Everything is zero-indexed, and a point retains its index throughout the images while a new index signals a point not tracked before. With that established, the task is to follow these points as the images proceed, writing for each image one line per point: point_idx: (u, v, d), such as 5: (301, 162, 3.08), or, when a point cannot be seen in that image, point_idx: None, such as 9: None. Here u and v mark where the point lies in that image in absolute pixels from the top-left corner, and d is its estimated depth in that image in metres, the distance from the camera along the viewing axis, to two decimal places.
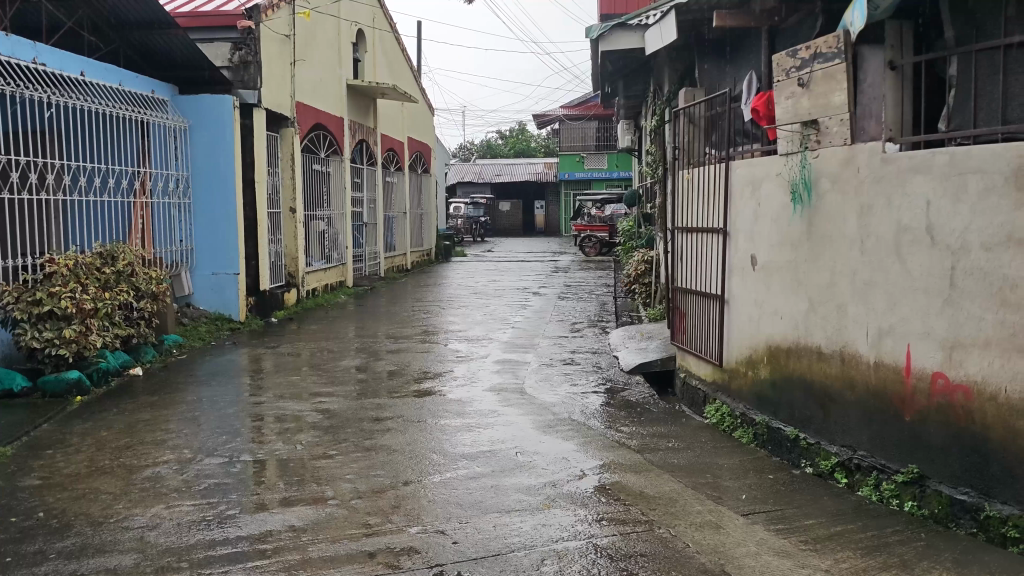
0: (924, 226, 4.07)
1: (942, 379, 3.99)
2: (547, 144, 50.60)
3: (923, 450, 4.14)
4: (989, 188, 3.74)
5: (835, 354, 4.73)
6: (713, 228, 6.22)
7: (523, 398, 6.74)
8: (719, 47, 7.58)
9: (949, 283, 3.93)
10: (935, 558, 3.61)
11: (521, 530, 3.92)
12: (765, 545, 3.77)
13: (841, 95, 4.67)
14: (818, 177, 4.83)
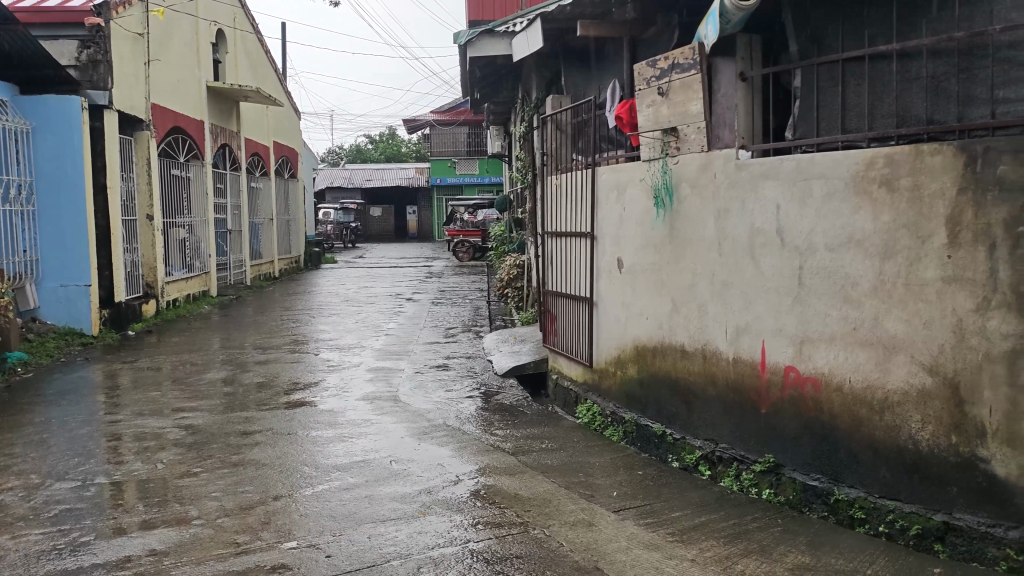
0: (774, 229, 4.31)
1: (793, 372, 4.25)
2: (418, 149, 50.32)
3: (777, 441, 4.39)
4: (831, 193, 4.00)
5: (697, 351, 4.93)
6: (581, 233, 6.36)
7: (396, 406, 6.67)
8: (584, 55, 7.77)
9: (798, 282, 4.19)
10: (791, 542, 3.81)
11: (396, 539, 3.87)
12: (635, 539, 3.88)
13: (697, 104, 4.89)
14: (678, 183, 5.03)
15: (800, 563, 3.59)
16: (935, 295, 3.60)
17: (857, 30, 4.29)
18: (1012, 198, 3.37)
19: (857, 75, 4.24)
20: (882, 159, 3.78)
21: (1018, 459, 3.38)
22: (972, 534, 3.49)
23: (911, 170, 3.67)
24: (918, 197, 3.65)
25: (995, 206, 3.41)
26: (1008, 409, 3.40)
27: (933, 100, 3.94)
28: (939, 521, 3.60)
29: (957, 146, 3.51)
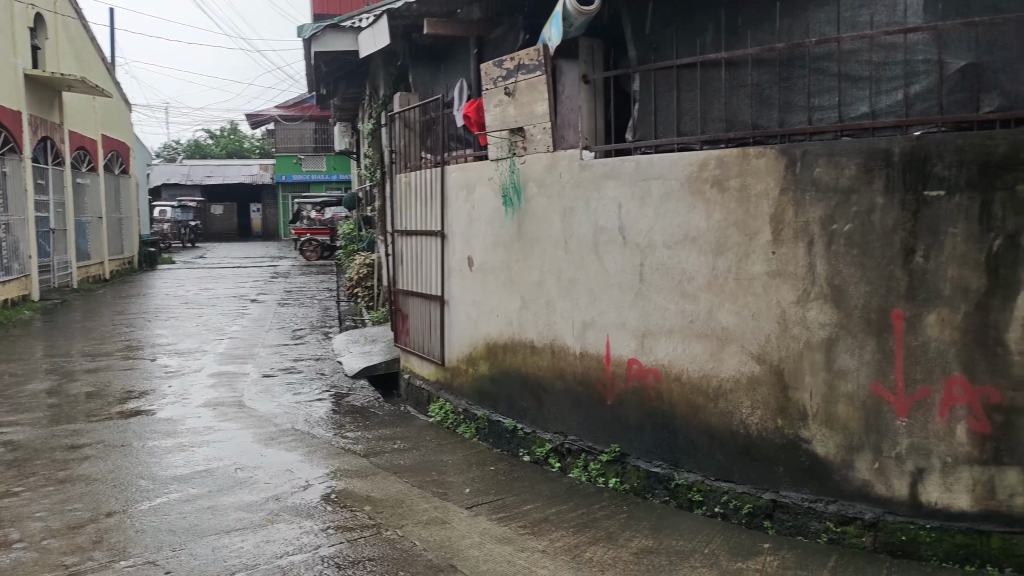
0: (617, 227, 4.47)
1: (636, 364, 4.43)
2: (262, 144, 48.63)
3: (622, 431, 4.56)
4: (668, 192, 4.19)
5: (546, 347, 5.04)
6: (431, 231, 6.36)
7: (241, 412, 6.42)
8: (431, 53, 7.77)
9: (639, 278, 4.37)
10: (636, 526, 3.96)
11: (242, 550, 3.73)
12: (487, 534, 3.93)
13: (542, 105, 4.97)
14: (526, 183, 5.13)
15: (643, 546, 3.72)
16: (762, 288, 3.85)
17: (689, 38, 4.53)
18: (826, 198, 3.65)
19: (689, 81, 4.46)
20: (713, 160, 4.00)
21: (835, 438, 3.68)
22: (797, 509, 3.76)
23: (739, 172, 3.91)
24: (746, 197, 3.89)
25: (812, 205, 3.69)
26: (826, 392, 3.69)
27: (758, 107, 4.22)
28: (767, 500, 3.86)
29: (779, 149, 3.77)
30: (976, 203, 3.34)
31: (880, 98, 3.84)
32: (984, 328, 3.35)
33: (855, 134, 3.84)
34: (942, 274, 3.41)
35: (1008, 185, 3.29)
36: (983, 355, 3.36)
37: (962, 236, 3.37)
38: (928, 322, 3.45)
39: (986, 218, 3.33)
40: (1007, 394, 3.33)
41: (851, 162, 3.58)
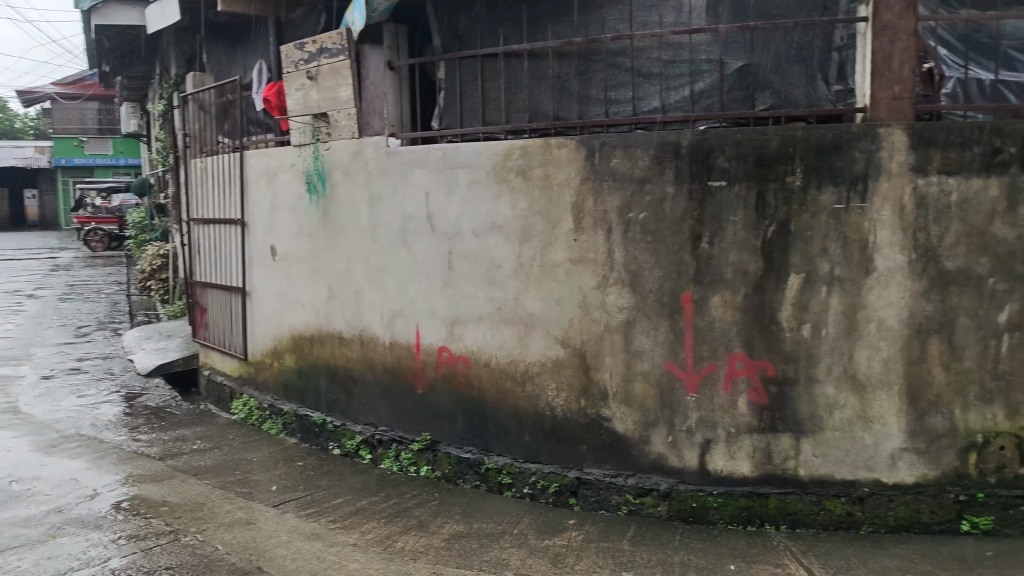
0: (424, 215, 4.46)
1: (446, 352, 4.46)
2: (36, 124, 44.22)
3: (433, 419, 4.57)
4: (474, 181, 4.23)
5: (354, 337, 4.96)
6: (229, 220, 6.05)
7: (15, 418, 5.82)
8: (226, 32, 7.37)
9: (447, 266, 4.38)
10: (447, 512, 3.98)
11: (18, 570, 3.39)
12: (295, 532, 3.81)
13: (346, 90, 4.85)
14: (330, 170, 4.99)
15: (454, 531, 3.75)
16: (565, 275, 3.99)
17: (492, 29, 4.59)
18: (622, 187, 3.83)
19: (494, 71, 4.51)
20: (517, 150, 4.08)
21: (633, 415, 3.89)
22: (599, 485, 3.94)
23: (542, 161, 4.01)
24: (548, 186, 4.01)
25: (610, 195, 3.86)
26: (624, 371, 3.89)
27: (559, 99, 4.35)
28: (572, 478, 4.01)
29: (579, 140, 3.92)
30: (752, 193, 3.64)
31: (670, 93, 4.09)
32: (761, 307, 3.66)
33: (648, 127, 4.06)
34: (725, 259, 3.69)
35: (779, 177, 3.61)
36: (760, 333, 3.67)
37: (741, 223, 3.66)
38: (713, 303, 3.72)
39: (761, 208, 3.64)
40: (780, 367, 3.66)
41: (644, 154, 3.78)
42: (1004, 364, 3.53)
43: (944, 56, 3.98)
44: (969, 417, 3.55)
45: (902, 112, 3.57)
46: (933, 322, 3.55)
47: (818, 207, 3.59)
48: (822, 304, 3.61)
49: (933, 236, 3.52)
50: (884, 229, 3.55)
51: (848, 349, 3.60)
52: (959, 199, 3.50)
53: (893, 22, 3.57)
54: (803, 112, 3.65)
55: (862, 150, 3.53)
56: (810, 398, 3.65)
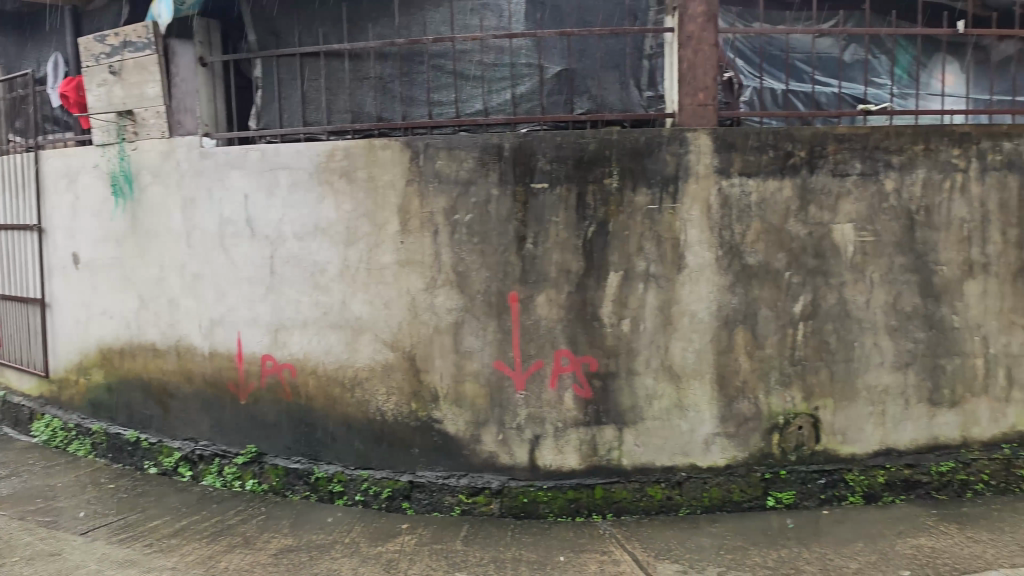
0: (243, 219, 4.28)
1: (270, 361, 4.30)
2: None
3: (258, 430, 4.39)
4: (296, 183, 4.10)
5: (170, 349, 4.68)
6: (23, 225, 5.54)
7: None
8: (15, 21, 6.73)
9: (269, 271, 4.22)
10: (274, 527, 3.83)
11: None
12: (107, 560, 3.53)
13: (154, 87, 4.56)
14: (139, 171, 4.69)
15: (283, 546, 3.61)
16: (392, 277, 3.95)
17: (311, 27, 4.47)
18: (447, 189, 3.84)
19: (314, 70, 4.39)
20: (340, 152, 3.99)
21: (463, 415, 3.92)
22: (432, 487, 3.93)
23: (366, 163, 3.95)
24: (373, 188, 3.95)
25: (435, 196, 3.86)
26: (454, 372, 3.91)
27: (382, 100, 4.30)
28: (405, 481, 3.97)
29: (403, 141, 3.89)
30: (573, 194, 3.75)
31: (492, 96, 4.16)
32: (583, 304, 3.79)
33: (471, 130, 4.09)
34: (548, 258, 3.79)
35: (598, 178, 3.74)
36: (583, 329, 3.80)
37: (563, 224, 3.77)
38: (538, 302, 3.81)
39: (581, 208, 3.76)
40: (602, 361, 3.81)
41: (468, 156, 3.81)
42: (800, 351, 3.86)
43: (742, 66, 4.41)
44: (771, 401, 3.86)
45: (706, 118, 3.80)
46: (739, 314, 3.82)
47: (634, 207, 3.76)
48: (640, 300, 3.79)
49: (736, 233, 3.79)
50: (694, 228, 3.77)
51: (664, 342, 3.80)
52: (758, 199, 3.79)
53: (696, 33, 3.77)
54: (618, 116, 3.81)
55: (672, 153, 3.73)
56: (631, 390, 3.82)
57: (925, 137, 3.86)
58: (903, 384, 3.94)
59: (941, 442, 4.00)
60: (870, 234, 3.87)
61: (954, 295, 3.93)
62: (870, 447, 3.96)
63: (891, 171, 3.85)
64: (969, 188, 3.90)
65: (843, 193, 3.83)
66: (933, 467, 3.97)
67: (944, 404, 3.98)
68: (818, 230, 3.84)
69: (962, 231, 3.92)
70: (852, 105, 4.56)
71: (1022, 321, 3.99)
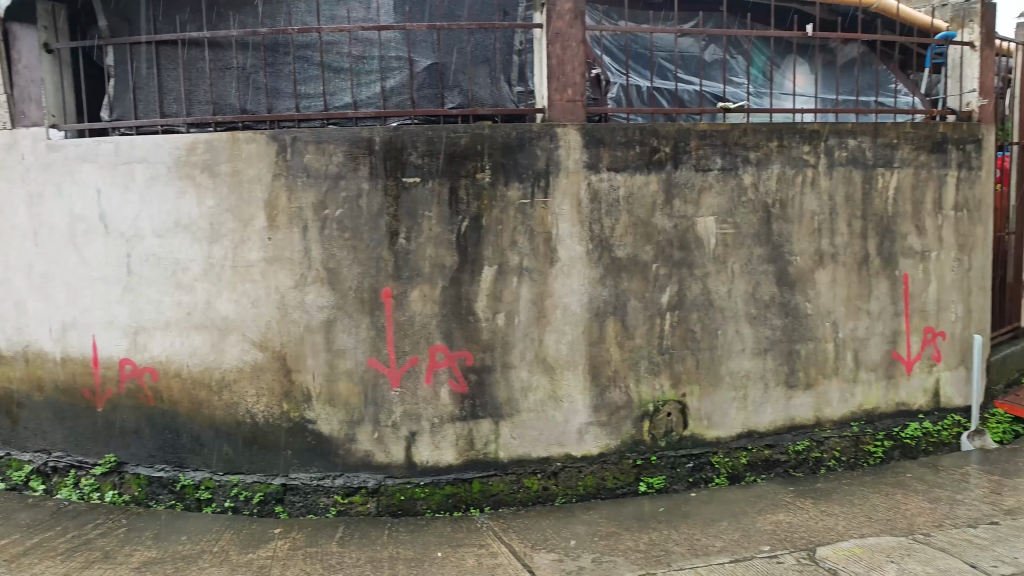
0: (96, 215, 4.04)
1: (129, 364, 4.08)
2: None
3: (117, 438, 4.15)
4: (154, 177, 3.90)
5: (16, 356, 4.34)
6: None
7: None
8: None
9: (126, 271, 4.00)
10: (136, 539, 3.62)
11: None
12: None
13: None
14: None
15: (146, 558, 3.42)
16: (260, 275, 3.82)
17: (168, 14, 4.26)
18: (316, 183, 3.75)
19: (171, 59, 4.19)
20: (201, 144, 3.83)
21: (338, 414, 3.84)
22: (306, 489, 3.84)
23: (229, 157, 3.80)
24: (237, 183, 3.81)
25: (303, 191, 3.76)
26: (327, 371, 3.83)
27: (246, 91, 4.16)
28: (277, 485, 3.86)
29: (269, 134, 3.76)
30: (445, 189, 3.74)
31: (361, 89, 4.11)
32: (458, 299, 3.79)
33: (340, 123, 4.00)
34: (421, 254, 3.76)
35: (470, 173, 3.75)
36: (458, 324, 3.80)
37: (436, 219, 3.75)
38: (412, 298, 3.78)
39: (454, 203, 3.75)
40: (477, 355, 3.82)
41: (338, 150, 3.73)
42: (667, 339, 4.00)
43: (608, 63, 4.50)
44: (641, 389, 3.98)
45: (576, 113, 3.87)
46: (609, 306, 3.91)
47: (506, 202, 3.78)
48: (514, 294, 3.82)
49: (606, 227, 3.88)
50: (565, 222, 3.83)
51: (538, 335, 3.85)
52: (626, 193, 3.89)
53: (564, 30, 3.82)
54: (489, 112, 3.83)
55: (542, 148, 3.78)
56: (506, 384, 3.85)
57: (779, 134, 4.08)
58: (763, 368, 4.16)
59: (797, 423, 4.25)
60: (731, 227, 4.05)
61: (806, 283, 4.20)
62: (733, 430, 4.14)
63: (749, 166, 4.04)
64: (819, 182, 4.18)
65: (705, 187, 3.99)
66: (790, 446, 4.21)
67: (799, 386, 4.24)
68: (683, 224, 3.98)
69: (814, 223, 4.18)
70: (712, 102, 4.76)
71: (866, 307, 4.34)
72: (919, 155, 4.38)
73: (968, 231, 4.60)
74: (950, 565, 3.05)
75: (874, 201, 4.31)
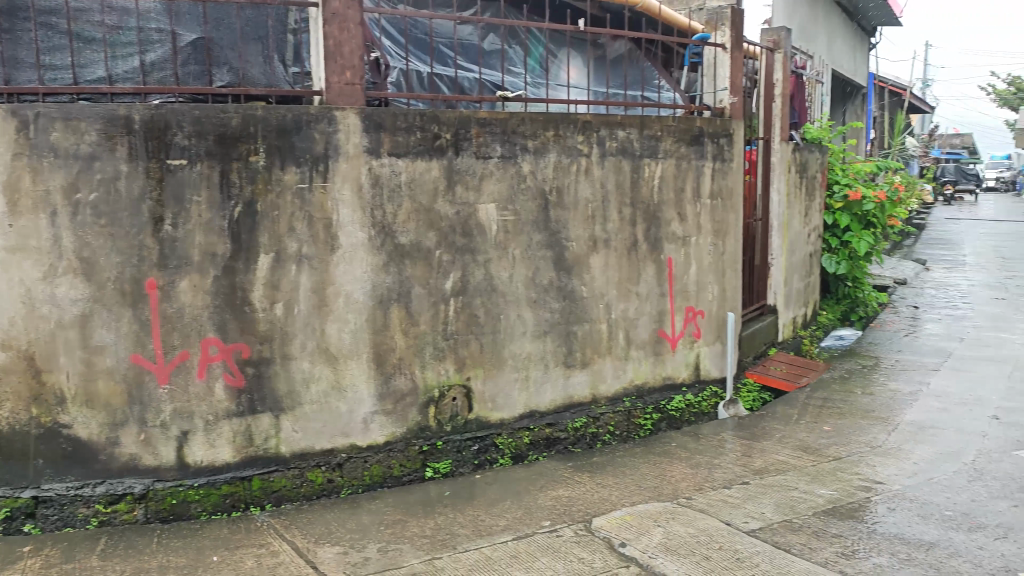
0: None
1: None
2: None
3: None
4: None
5: None
6: None
7: None
8: None
9: None
10: None
11: None
12: None
13: None
14: None
15: None
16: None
17: None
18: (66, 164, 3.38)
19: None
20: None
21: (97, 417, 3.51)
22: (61, 501, 3.48)
23: None
24: None
25: (50, 172, 3.37)
26: (83, 370, 3.48)
27: None
28: (27, 498, 3.46)
29: (6, 109, 3.32)
30: (216, 172, 3.53)
31: (116, 62, 3.78)
32: (231, 289, 3.59)
33: (93, 99, 3.64)
34: (190, 241, 3.52)
35: (242, 156, 3.55)
36: (233, 315, 3.60)
37: (205, 203, 3.53)
38: (180, 288, 3.53)
39: (226, 187, 3.55)
40: (255, 348, 3.65)
41: (91, 128, 3.38)
42: (451, 325, 4.03)
43: (388, 46, 4.42)
44: (426, 375, 3.99)
45: (355, 97, 3.78)
46: (393, 293, 3.88)
47: (282, 186, 3.63)
48: (292, 283, 3.68)
49: (388, 213, 3.84)
50: (346, 207, 3.74)
51: (319, 325, 3.74)
52: (408, 178, 3.87)
53: (340, 10, 3.72)
54: (262, 92, 3.67)
55: (320, 132, 3.66)
56: (287, 376, 3.71)
57: (555, 124, 4.22)
58: (543, 350, 4.31)
59: (575, 401, 4.45)
60: (511, 214, 4.15)
61: (582, 267, 4.40)
62: (516, 411, 4.26)
63: (527, 154, 4.15)
64: (592, 171, 4.38)
65: (486, 174, 4.06)
66: (569, 423, 4.41)
67: (576, 365, 4.44)
68: (465, 210, 4.02)
69: (588, 210, 4.39)
70: (491, 90, 4.79)
71: (635, 290, 4.63)
72: (680, 147, 4.72)
73: (722, 218, 5.03)
74: (708, 525, 3.33)
75: (641, 189, 4.58)
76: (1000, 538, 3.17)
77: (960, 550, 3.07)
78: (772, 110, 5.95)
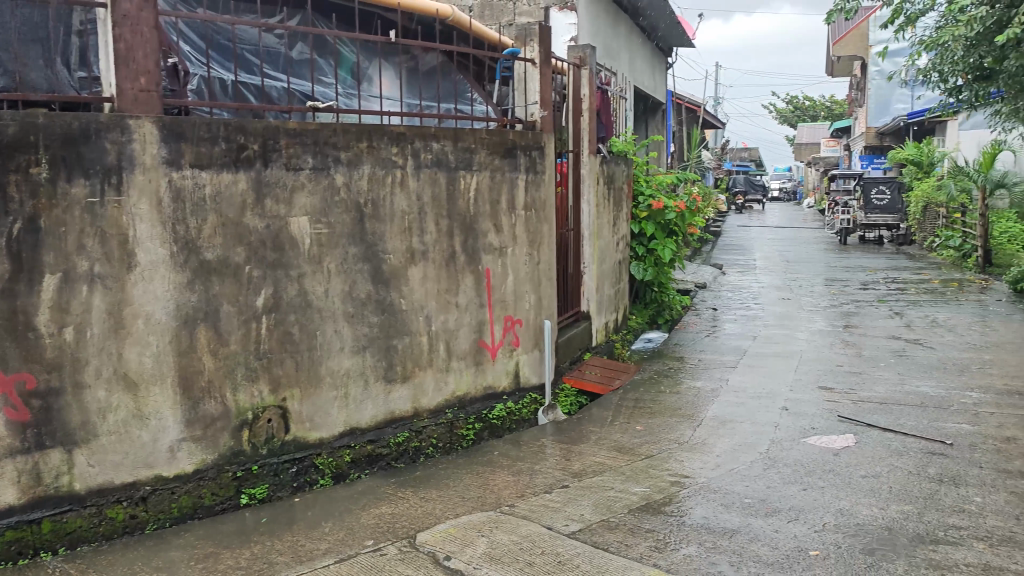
0: None
1: None
2: None
3: None
4: None
5: None
6: None
7: None
8: None
9: None
10: None
11: None
12: None
13: None
14: None
15: None
16: None
17: None
18: None
19: None
20: None
21: None
22: None
23: None
24: None
25: None
26: None
27: None
28: None
29: None
30: None
31: None
32: (12, 314, 3.23)
33: None
34: None
35: (21, 167, 3.22)
36: (14, 343, 3.24)
37: None
38: None
39: (2, 201, 3.19)
40: (41, 377, 3.30)
41: None
42: (264, 344, 3.86)
43: (186, 53, 4.22)
44: (238, 398, 3.81)
45: (151, 105, 3.55)
46: (198, 312, 3.67)
47: (69, 201, 3.33)
48: (84, 305, 3.38)
49: (191, 228, 3.62)
50: (144, 222, 3.50)
51: (116, 349, 3.46)
52: (212, 191, 3.68)
53: (132, 13, 3.49)
54: (43, 97, 3.34)
55: (112, 142, 3.40)
56: (80, 406, 3.39)
57: (368, 136, 4.16)
58: (362, 366, 4.23)
59: (396, 415, 4.40)
60: (325, 227, 4.04)
61: (400, 280, 4.36)
62: (335, 429, 4.14)
63: (340, 166, 4.07)
64: (407, 183, 4.35)
65: (298, 186, 3.93)
66: (391, 439, 4.35)
67: (397, 380, 4.39)
68: (275, 224, 3.88)
69: (404, 222, 4.35)
70: (301, 101, 4.69)
71: (454, 301, 4.64)
72: (494, 159, 4.80)
73: (537, 229, 5.16)
74: (530, 530, 3.38)
75: (457, 201, 4.62)
76: (792, 520, 3.44)
77: (759, 534, 3.31)
78: (580, 124, 6.18)
